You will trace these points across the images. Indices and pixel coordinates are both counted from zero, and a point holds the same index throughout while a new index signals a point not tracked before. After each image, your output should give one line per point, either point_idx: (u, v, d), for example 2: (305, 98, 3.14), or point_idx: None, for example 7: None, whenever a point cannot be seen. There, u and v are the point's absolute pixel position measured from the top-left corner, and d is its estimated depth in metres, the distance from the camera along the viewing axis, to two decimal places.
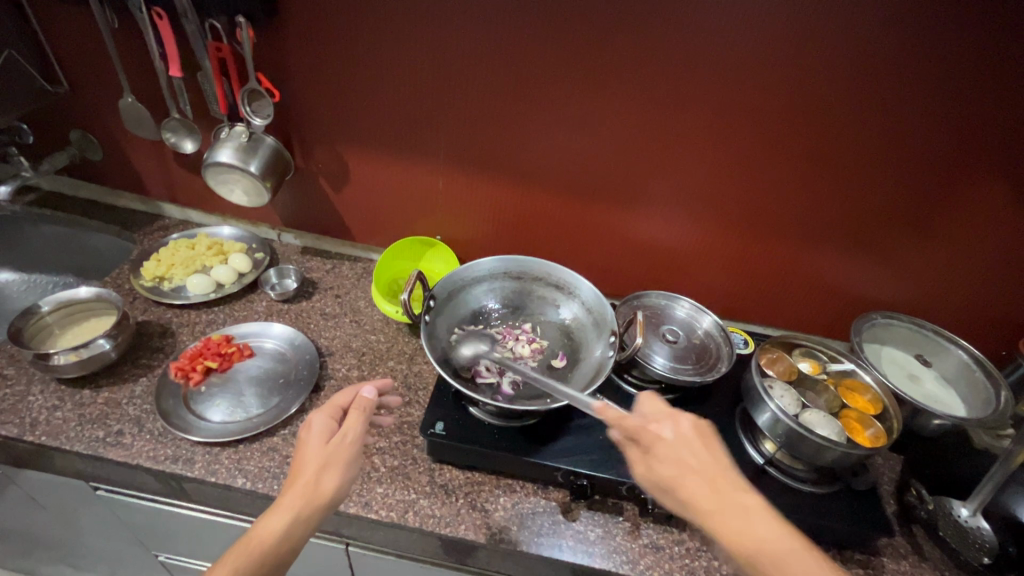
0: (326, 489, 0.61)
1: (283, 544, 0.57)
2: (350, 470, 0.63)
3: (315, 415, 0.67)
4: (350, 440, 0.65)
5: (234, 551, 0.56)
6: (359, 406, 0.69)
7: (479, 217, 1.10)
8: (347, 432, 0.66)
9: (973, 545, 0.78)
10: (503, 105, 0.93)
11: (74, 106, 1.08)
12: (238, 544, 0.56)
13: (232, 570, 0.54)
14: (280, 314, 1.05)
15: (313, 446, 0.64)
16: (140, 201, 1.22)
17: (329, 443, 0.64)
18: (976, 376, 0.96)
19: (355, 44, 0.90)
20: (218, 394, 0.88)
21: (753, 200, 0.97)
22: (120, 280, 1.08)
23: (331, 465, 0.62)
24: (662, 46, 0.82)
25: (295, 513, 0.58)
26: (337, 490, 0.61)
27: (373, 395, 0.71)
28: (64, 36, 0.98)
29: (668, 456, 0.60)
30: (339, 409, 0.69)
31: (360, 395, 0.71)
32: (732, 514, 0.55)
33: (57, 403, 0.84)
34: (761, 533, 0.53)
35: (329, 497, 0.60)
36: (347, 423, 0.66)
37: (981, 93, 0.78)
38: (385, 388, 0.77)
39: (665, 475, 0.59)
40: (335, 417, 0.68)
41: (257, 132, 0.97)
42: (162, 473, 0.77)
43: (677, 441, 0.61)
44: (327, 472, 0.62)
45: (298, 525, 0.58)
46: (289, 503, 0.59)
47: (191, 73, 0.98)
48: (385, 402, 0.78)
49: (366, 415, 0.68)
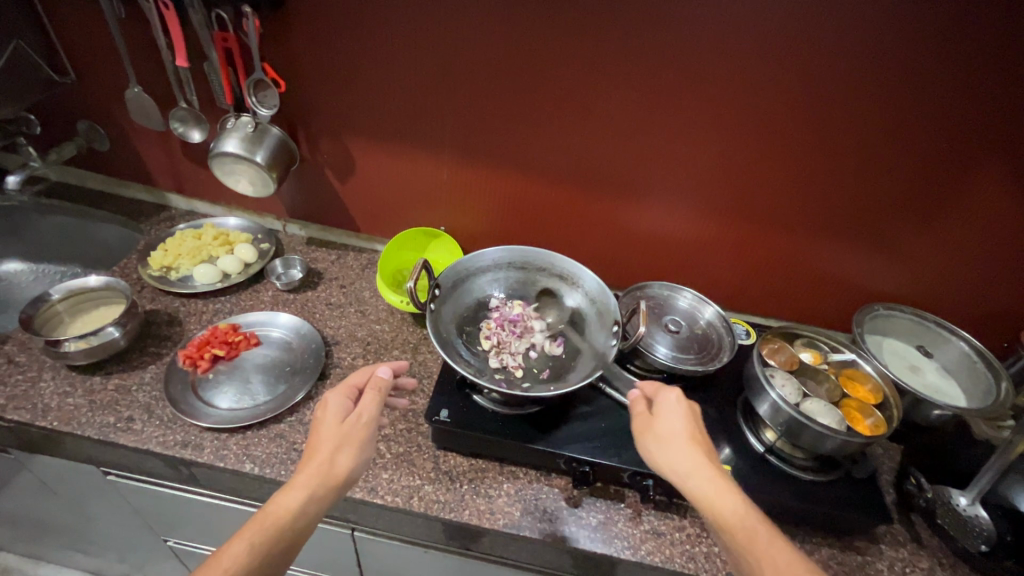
0: (340, 469, 0.62)
1: (298, 521, 0.58)
2: (364, 450, 0.65)
3: (330, 394, 0.69)
4: (365, 420, 0.67)
5: (251, 526, 0.57)
6: (375, 386, 0.71)
7: (484, 209, 1.11)
8: (363, 412, 0.67)
9: (972, 532, 0.79)
10: (507, 96, 0.93)
11: (81, 96, 1.08)
12: (255, 518, 0.57)
13: (248, 544, 0.56)
14: (286, 303, 1.06)
15: (329, 425, 0.65)
16: (147, 192, 1.23)
17: (344, 423, 0.66)
18: (978, 367, 0.96)
19: (360, 35, 0.90)
20: (226, 381, 0.89)
21: (757, 191, 0.98)
22: (128, 270, 1.09)
23: (346, 446, 0.64)
24: (668, 36, 0.82)
25: (309, 491, 0.60)
26: (350, 470, 0.63)
27: (389, 375, 0.73)
28: (71, 27, 0.98)
29: (671, 420, 0.68)
30: (354, 388, 0.71)
31: (375, 376, 0.72)
32: (704, 477, 0.61)
33: (68, 389, 0.85)
34: (732, 505, 0.59)
35: (342, 477, 0.62)
36: (363, 403, 0.68)
37: (987, 85, 0.78)
38: (401, 372, 0.79)
39: (663, 435, 0.66)
40: (351, 397, 0.70)
41: (263, 123, 0.98)
42: (172, 458, 0.79)
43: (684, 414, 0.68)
44: (342, 452, 0.63)
45: (312, 504, 0.60)
46: (304, 481, 0.60)
47: (197, 64, 0.98)
48: (400, 383, 0.79)
49: (381, 396, 0.70)
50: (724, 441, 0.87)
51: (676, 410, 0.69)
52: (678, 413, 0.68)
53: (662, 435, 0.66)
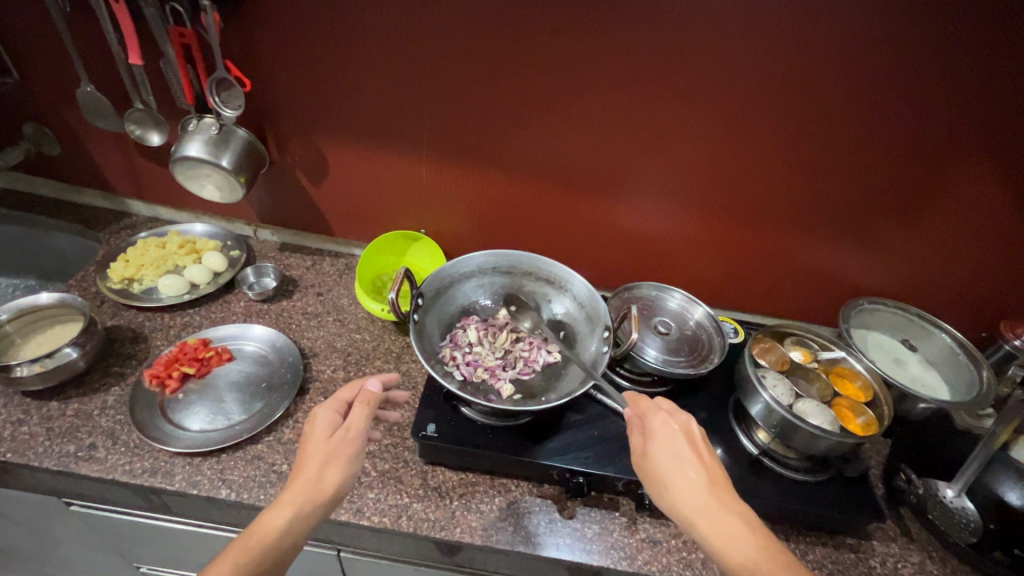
0: (328, 485, 0.59)
1: (284, 541, 0.55)
2: (353, 466, 0.61)
3: (319, 409, 0.65)
4: (353, 436, 0.63)
5: (235, 547, 0.54)
6: (365, 399, 0.66)
7: (465, 210, 1.07)
8: (351, 427, 0.63)
9: (960, 525, 0.79)
10: (487, 93, 0.89)
11: (27, 98, 1.00)
12: (239, 538, 0.54)
13: (231, 568, 0.52)
14: (259, 314, 1.01)
15: (316, 441, 0.62)
16: (104, 198, 1.15)
17: (331, 438, 0.62)
18: (960, 359, 0.97)
19: (329, 31, 0.85)
20: (197, 401, 0.84)
21: (743, 188, 0.96)
22: (86, 283, 1.02)
23: (332, 461, 0.60)
24: (654, 31, 0.79)
25: (295, 509, 0.56)
26: (338, 488, 0.59)
27: (379, 388, 0.68)
28: (11, 22, 0.91)
29: (670, 451, 0.63)
30: (344, 403, 0.66)
31: (366, 389, 0.68)
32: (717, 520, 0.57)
33: (22, 417, 0.79)
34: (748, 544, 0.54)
35: (330, 493, 0.58)
36: (351, 418, 0.64)
37: (974, 79, 0.77)
38: (392, 385, 0.75)
39: (665, 473, 0.61)
40: (341, 411, 0.65)
41: (228, 124, 0.92)
42: (140, 486, 0.74)
43: (683, 441, 0.63)
44: (329, 468, 0.60)
45: (298, 523, 0.56)
46: (290, 498, 0.57)
47: (154, 62, 0.92)
48: (392, 396, 0.75)
49: (371, 410, 0.65)
50: (716, 442, 0.87)
51: (672, 436, 0.64)
52: (680, 444, 0.63)
53: (662, 471, 0.61)
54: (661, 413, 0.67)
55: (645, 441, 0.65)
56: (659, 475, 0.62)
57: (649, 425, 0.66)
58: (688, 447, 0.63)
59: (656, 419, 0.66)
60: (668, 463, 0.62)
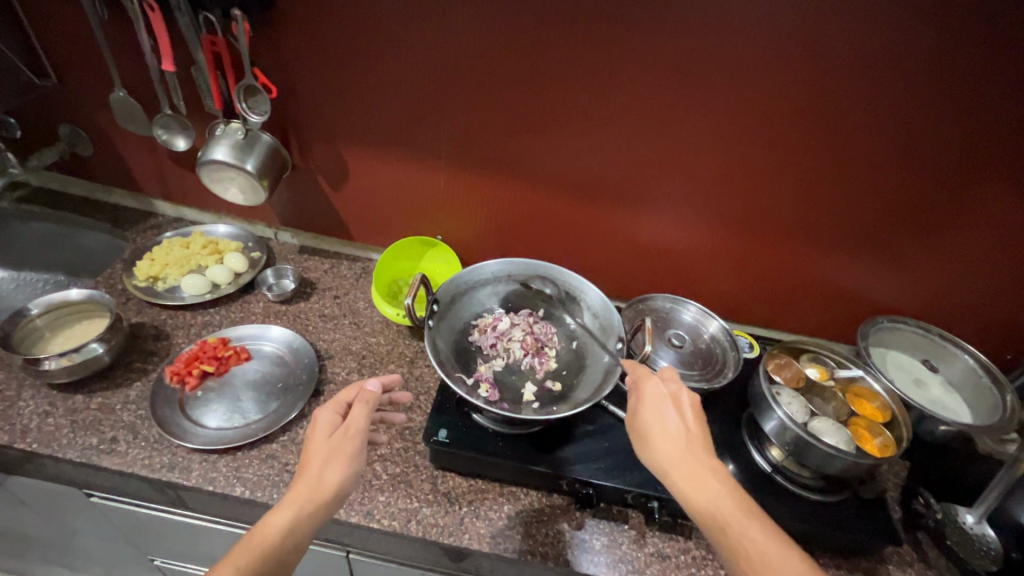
0: (328, 485, 0.59)
1: (287, 542, 0.56)
2: (354, 466, 0.62)
3: (319, 410, 0.66)
4: (353, 434, 0.63)
5: (238, 550, 0.55)
6: (364, 399, 0.67)
7: (482, 217, 1.08)
8: (350, 426, 0.64)
9: (979, 552, 0.76)
10: (507, 103, 0.90)
11: (64, 100, 1.04)
12: (243, 539, 0.55)
13: (234, 569, 0.53)
14: (278, 315, 1.03)
15: (316, 441, 0.63)
16: (133, 198, 1.19)
17: (331, 438, 0.63)
18: (982, 382, 0.95)
19: (355, 41, 0.87)
20: (215, 399, 0.86)
21: (763, 202, 0.95)
22: (113, 280, 1.05)
23: (333, 461, 0.61)
24: (675, 45, 0.80)
25: (296, 510, 0.57)
26: (340, 486, 0.60)
27: (378, 388, 0.69)
28: (51, 28, 0.94)
29: (655, 413, 0.65)
30: (344, 404, 0.67)
31: (365, 389, 0.68)
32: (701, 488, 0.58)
33: (49, 408, 0.82)
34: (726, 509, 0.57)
35: (332, 493, 0.59)
36: (350, 418, 0.64)
37: (1002, 97, 0.76)
38: (393, 385, 0.75)
39: (650, 431, 0.64)
40: (340, 412, 0.66)
41: (254, 129, 0.95)
42: (158, 481, 0.76)
43: (671, 405, 0.65)
44: (330, 468, 0.60)
45: (300, 523, 0.57)
46: (291, 499, 0.58)
47: (185, 68, 0.94)
48: (394, 398, 0.76)
49: (370, 409, 0.66)
50: (728, 458, 0.86)
51: (662, 397, 0.66)
52: (667, 408, 0.65)
53: (646, 429, 0.64)
54: (652, 378, 0.69)
55: (638, 403, 0.67)
56: (639, 445, 0.65)
57: (643, 390, 0.68)
58: (676, 411, 0.65)
59: (648, 385, 0.68)
60: (654, 423, 0.64)
